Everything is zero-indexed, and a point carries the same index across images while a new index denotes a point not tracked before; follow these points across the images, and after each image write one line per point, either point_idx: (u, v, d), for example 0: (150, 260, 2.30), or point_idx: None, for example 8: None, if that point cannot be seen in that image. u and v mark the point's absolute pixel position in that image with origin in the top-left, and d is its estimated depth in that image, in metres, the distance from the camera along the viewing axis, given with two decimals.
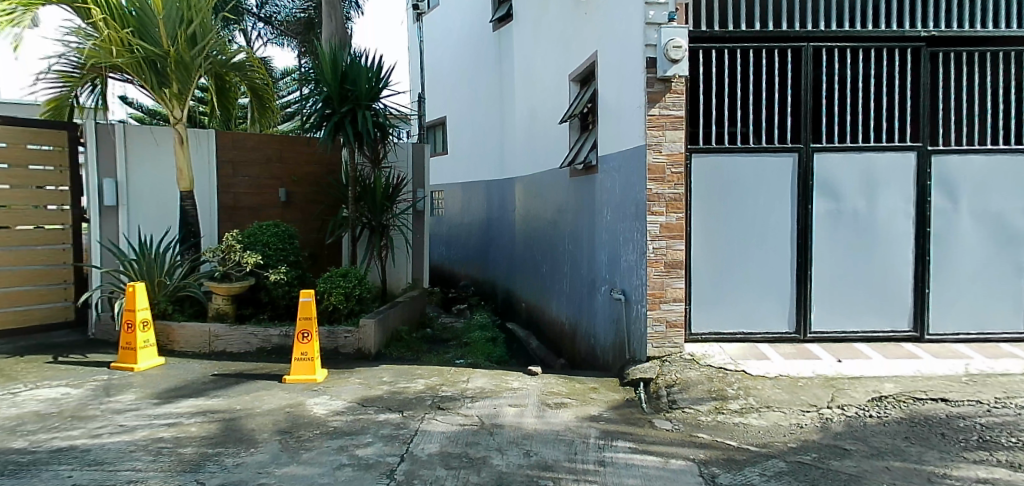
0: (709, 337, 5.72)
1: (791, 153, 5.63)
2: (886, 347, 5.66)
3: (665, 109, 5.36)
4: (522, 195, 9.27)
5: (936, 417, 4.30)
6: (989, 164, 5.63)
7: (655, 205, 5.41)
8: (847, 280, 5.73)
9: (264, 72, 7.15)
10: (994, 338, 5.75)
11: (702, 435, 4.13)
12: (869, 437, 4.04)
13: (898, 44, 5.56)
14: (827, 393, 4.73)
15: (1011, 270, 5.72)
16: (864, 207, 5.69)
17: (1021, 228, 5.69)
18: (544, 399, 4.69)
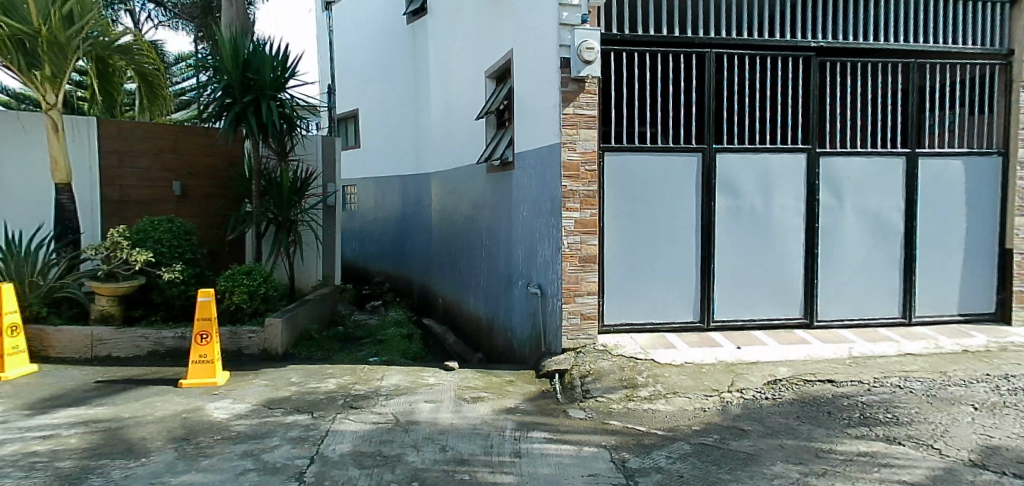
0: (620, 328, 5.92)
1: (696, 153, 5.91)
2: (780, 334, 6.08)
3: (579, 108, 5.48)
4: (438, 190, 9.21)
5: (823, 397, 4.66)
6: (869, 165, 6.15)
7: (570, 202, 5.52)
8: (746, 273, 6.09)
9: (153, 56, 6.72)
10: (873, 322, 6.30)
11: (613, 422, 4.27)
12: (765, 418, 4.32)
13: (790, 53, 5.95)
14: (728, 378, 5.02)
15: (888, 261, 6.28)
16: (761, 204, 6.05)
17: (896, 223, 6.26)
18: (460, 394, 4.70)
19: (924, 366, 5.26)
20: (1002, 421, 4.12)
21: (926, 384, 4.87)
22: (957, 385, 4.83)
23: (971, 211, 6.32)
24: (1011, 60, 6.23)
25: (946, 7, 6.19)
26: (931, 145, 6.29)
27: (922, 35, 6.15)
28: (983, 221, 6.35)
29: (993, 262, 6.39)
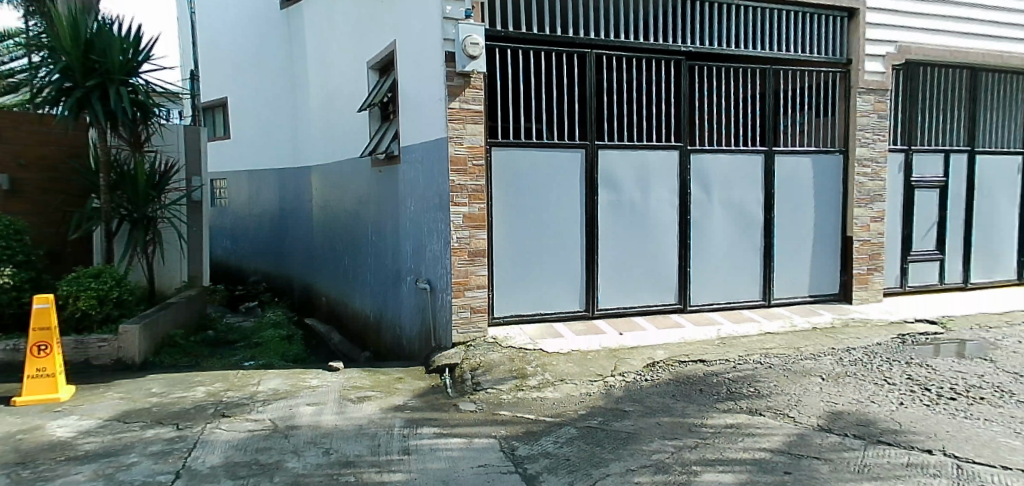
0: (509, 319, 6.01)
1: (579, 149, 6.11)
2: (657, 319, 6.44)
3: (465, 103, 5.48)
4: (319, 185, 8.85)
5: (696, 376, 5.00)
6: (733, 161, 6.67)
7: (458, 196, 5.52)
8: (626, 263, 6.39)
9: None
10: (738, 305, 6.85)
11: (503, 413, 4.33)
12: (645, 398, 4.57)
13: (663, 56, 6.29)
14: (611, 363, 5.25)
15: (750, 249, 6.85)
16: (639, 198, 6.37)
17: (757, 215, 6.83)
18: (345, 394, 4.55)
19: (781, 343, 5.81)
20: (844, 388, 4.64)
21: (782, 359, 5.38)
22: (807, 359, 5.38)
23: (818, 203, 7.05)
24: (849, 69, 7.00)
25: (797, 19, 6.82)
26: (785, 143, 6.92)
27: (776, 43, 6.73)
28: (828, 212, 7.11)
29: (836, 248, 7.17)
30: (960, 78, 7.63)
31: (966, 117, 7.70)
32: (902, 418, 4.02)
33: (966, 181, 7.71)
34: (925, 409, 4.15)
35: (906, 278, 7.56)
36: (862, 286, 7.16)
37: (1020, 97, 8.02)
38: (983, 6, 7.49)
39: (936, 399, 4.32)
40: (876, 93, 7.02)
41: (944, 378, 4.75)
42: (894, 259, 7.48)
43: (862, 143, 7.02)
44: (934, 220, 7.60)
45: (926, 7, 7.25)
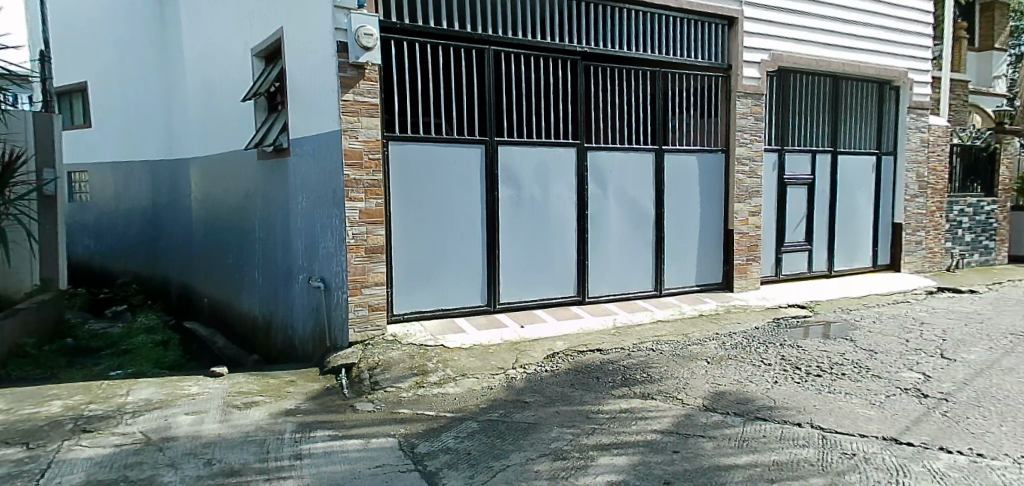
0: (410, 316, 5.91)
1: (478, 144, 6.10)
2: (557, 311, 6.59)
3: (360, 95, 5.32)
4: (201, 179, 8.26)
5: (594, 365, 5.16)
6: (626, 159, 6.94)
7: (353, 191, 5.35)
8: (526, 258, 6.47)
9: None
10: (633, 296, 7.15)
11: (402, 411, 4.25)
12: (545, 388, 4.65)
13: (559, 55, 6.42)
14: (512, 356, 5.30)
15: (643, 241, 7.16)
16: (538, 193, 6.47)
17: (648, 210, 7.15)
18: (230, 401, 4.29)
19: (671, 330, 6.13)
20: (727, 370, 4.96)
21: (673, 345, 5.67)
22: (695, 344, 5.71)
23: (703, 198, 7.49)
24: (729, 74, 7.49)
25: (683, 25, 7.20)
26: (674, 142, 7.28)
27: (664, 47, 7.06)
28: (712, 206, 7.58)
29: (719, 240, 7.66)
30: (825, 85, 8.35)
31: (830, 120, 8.44)
32: (777, 395, 4.35)
33: (830, 179, 8.48)
34: (796, 386, 4.52)
35: (780, 267, 8.20)
36: (742, 276, 7.70)
37: (875, 103, 8.86)
38: (843, 20, 8.23)
39: (805, 377, 4.71)
40: (753, 97, 7.55)
41: (812, 357, 5.20)
42: (769, 250, 8.10)
43: (742, 143, 7.53)
44: (803, 214, 8.30)
45: (797, 19, 7.87)
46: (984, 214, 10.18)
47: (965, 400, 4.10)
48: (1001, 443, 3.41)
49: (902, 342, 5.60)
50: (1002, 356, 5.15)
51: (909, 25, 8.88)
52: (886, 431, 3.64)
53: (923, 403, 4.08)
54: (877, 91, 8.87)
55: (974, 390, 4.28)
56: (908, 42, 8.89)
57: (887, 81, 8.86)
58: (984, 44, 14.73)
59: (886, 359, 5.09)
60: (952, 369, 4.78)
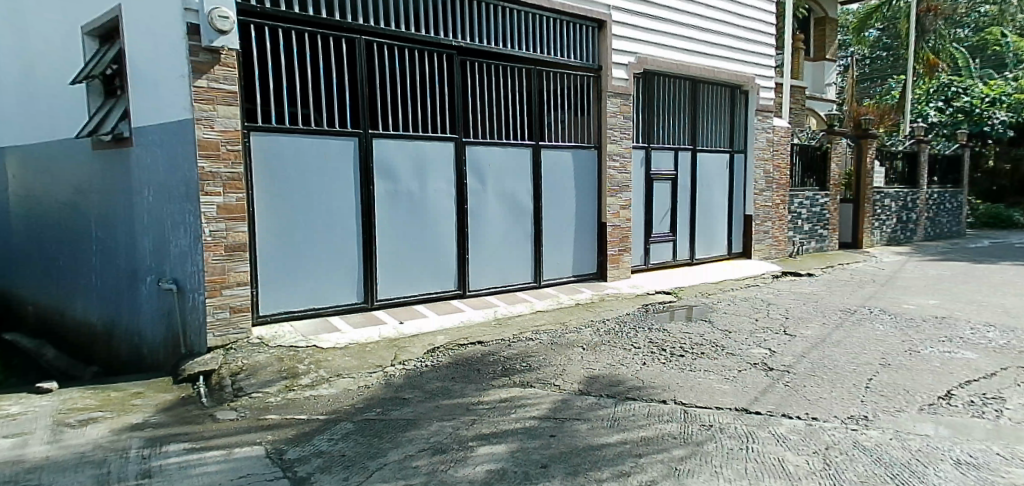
0: (280, 317, 5.58)
1: (352, 137, 5.87)
2: (437, 305, 6.52)
3: (215, 82, 4.96)
4: (23, 171, 7.24)
5: (475, 357, 5.15)
6: (504, 153, 6.99)
7: (209, 185, 4.95)
8: (405, 253, 6.34)
9: None
10: (513, 288, 7.24)
11: (270, 417, 3.99)
12: (424, 383, 4.57)
13: (434, 49, 6.34)
14: (390, 353, 5.16)
15: (522, 234, 7.27)
16: (416, 187, 6.34)
17: (527, 204, 7.27)
18: (62, 419, 3.81)
19: (549, 320, 6.28)
20: (600, 355, 5.14)
21: (550, 334, 5.80)
22: (571, 332, 5.88)
23: (579, 192, 7.74)
24: (600, 74, 7.81)
25: (556, 25, 7.39)
26: (550, 138, 7.45)
27: (538, 45, 7.20)
28: (587, 200, 7.85)
29: (593, 231, 7.96)
30: (684, 87, 8.95)
31: (690, 120, 9.05)
32: (646, 376, 4.55)
33: (691, 174, 9.11)
34: (662, 365, 4.79)
35: (649, 257, 8.70)
36: (615, 266, 8.07)
37: (728, 106, 9.60)
38: (699, 27, 8.84)
39: (671, 357, 4.99)
40: (621, 97, 7.92)
41: (677, 340, 5.54)
42: (638, 241, 8.56)
43: (612, 139, 7.88)
44: (667, 208, 8.86)
45: (658, 25, 8.34)
46: (819, 206, 11.43)
47: (803, 371, 4.54)
48: (832, 406, 3.80)
49: (752, 322, 6.13)
50: (833, 330, 5.80)
51: (755, 36, 9.73)
52: (738, 403, 3.90)
53: (770, 376, 4.46)
54: (730, 95, 9.62)
55: (811, 362, 4.76)
56: (755, 52, 9.74)
57: (738, 85, 9.65)
58: (819, 55, 16.50)
59: (739, 338, 5.53)
60: (793, 344, 5.29)
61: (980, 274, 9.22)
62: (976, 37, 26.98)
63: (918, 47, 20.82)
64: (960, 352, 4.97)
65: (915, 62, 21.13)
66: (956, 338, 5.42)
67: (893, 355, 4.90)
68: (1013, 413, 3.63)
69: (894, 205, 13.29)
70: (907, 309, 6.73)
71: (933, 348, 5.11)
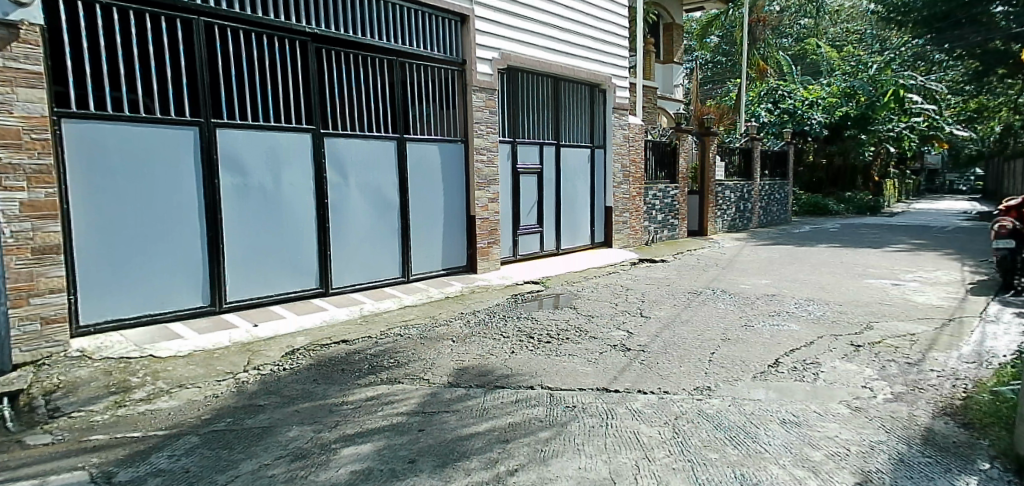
0: (107, 326, 4.96)
1: (191, 126, 5.34)
2: (296, 305, 6.12)
3: (13, 61, 4.27)
4: None
5: (338, 357, 4.89)
6: (367, 146, 6.71)
7: (8, 178, 4.26)
8: (257, 251, 5.88)
9: None
10: (379, 284, 7.00)
11: (96, 437, 3.51)
12: (281, 388, 4.25)
13: (285, 35, 5.92)
14: (242, 359, 4.77)
15: (389, 229, 7.03)
16: (269, 181, 5.91)
17: (393, 198, 7.03)
18: None
19: (418, 314, 6.15)
20: (469, 346, 5.08)
21: (419, 329, 5.66)
22: (441, 325, 5.78)
23: (446, 186, 7.63)
24: (464, 68, 7.73)
25: (418, 17, 7.20)
26: (415, 131, 7.25)
27: (400, 36, 6.97)
28: (455, 193, 7.76)
29: (462, 225, 7.90)
30: (546, 84, 9.15)
31: (552, 116, 9.28)
32: (514, 363, 4.55)
33: (556, 168, 9.37)
34: (530, 352, 4.84)
35: (517, 248, 8.84)
36: (484, 258, 8.08)
37: (587, 104, 9.96)
38: (557, 27, 9.09)
39: (538, 344, 5.06)
40: (487, 92, 7.90)
41: (543, 326, 5.66)
42: (507, 232, 8.66)
43: (479, 134, 7.83)
44: (534, 201, 9.06)
45: (520, 22, 8.44)
46: (670, 197, 12.28)
47: (656, 349, 4.84)
48: (680, 380, 4.08)
49: (612, 307, 6.44)
50: (681, 310, 6.26)
51: (610, 38, 10.21)
52: (599, 382, 4.05)
53: (628, 356, 4.68)
54: (590, 93, 9.99)
55: (663, 341, 5.08)
56: (610, 52, 10.21)
57: (596, 84, 10.05)
58: (667, 58, 17.70)
59: (600, 322, 5.78)
60: (647, 325, 5.63)
61: (802, 256, 10.42)
62: (797, 48, 30.44)
63: (751, 54, 23.07)
64: (786, 325, 5.56)
65: (748, 67, 23.38)
66: (783, 313, 6.06)
67: (732, 331, 5.37)
68: (827, 375, 4.12)
69: (733, 195, 14.64)
70: (744, 288, 7.43)
71: (764, 322, 5.67)
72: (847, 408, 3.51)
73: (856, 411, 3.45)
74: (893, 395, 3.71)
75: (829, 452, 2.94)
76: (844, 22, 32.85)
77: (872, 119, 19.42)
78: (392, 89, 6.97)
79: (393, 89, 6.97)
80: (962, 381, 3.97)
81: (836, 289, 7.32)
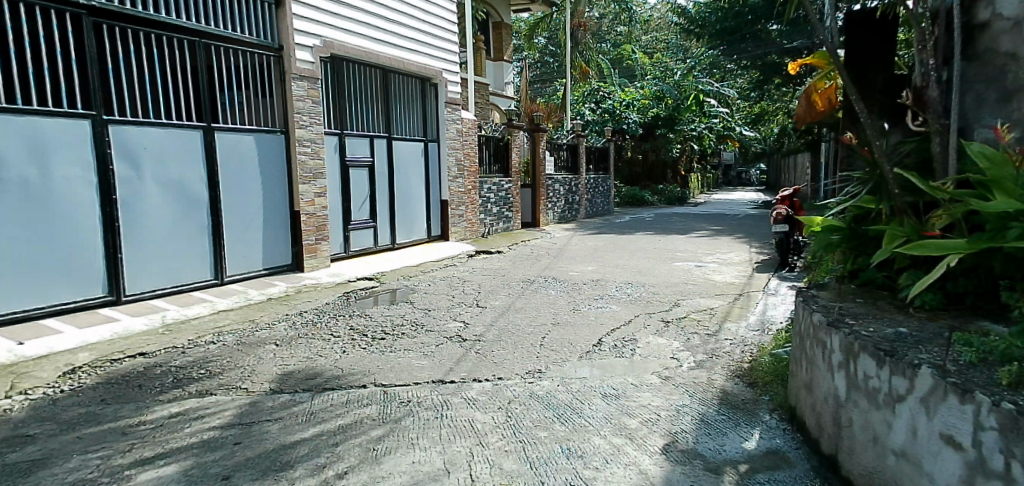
0: None
1: None
2: (79, 317, 5.31)
3: None
4: None
5: (134, 372, 4.33)
6: (165, 136, 6.02)
7: None
8: (21, 256, 5.02)
9: None
10: (186, 289, 6.31)
11: None
12: (59, 413, 3.66)
13: (52, 5, 5.10)
14: (4, 383, 4.04)
15: (196, 227, 6.37)
16: (34, 174, 5.07)
17: (200, 193, 6.38)
18: None
19: (235, 318, 5.65)
20: (296, 349, 4.78)
21: (236, 335, 5.21)
22: (262, 329, 5.38)
23: (265, 180, 7.08)
24: (282, 55, 7.22)
25: None
26: (225, 120, 6.64)
27: (203, 16, 6.32)
28: (275, 188, 7.23)
29: (285, 221, 7.39)
30: (374, 75, 8.92)
31: (382, 109, 9.06)
32: (345, 364, 4.38)
33: (387, 161, 9.17)
34: (362, 351, 4.69)
35: (349, 244, 8.54)
36: (312, 255, 7.63)
37: (418, 97, 9.89)
38: (384, 18, 8.90)
39: (371, 341, 4.92)
40: (309, 80, 7.44)
41: (377, 323, 5.52)
42: (336, 228, 8.31)
43: (301, 125, 7.35)
44: (366, 195, 8.79)
45: (344, 10, 8.13)
46: (504, 191, 12.64)
47: (491, 338, 4.96)
48: (513, 365, 4.22)
49: (448, 299, 6.48)
50: (515, 299, 6.48)
51: (439, 32, 10.22)
52: (434, 375, 4.05)
53: (463, 346, 4.74)
54: (420, 86, 9.92)
55: (497, 329, 5.22)
56: (439, 47, 10.21)
57: (427, 78, 10.01)
58: (498, 56, 18.15)
59: (436, 315, 5.79)
60: (482, 315, 5.75)
61: (623, 243, 11.32)
62: (615, 52, 32.97)
63: (574, 56, 24.52)
64: (608, 307, 6.01)
65: (572, 68, 24.83)
66: (606, 296, 6.55)
67: (562, 315, 5.69)
68: (642, 349, 4.53)
69: (561, 189, 15.48)
70: (572, 275, 7.91)
71: (590, 305, 6.09)
72: (658, 378, 3.88)
73: (665, 380, 3.83)
74: (695, 363, 4.18)
75: (642, 419, 3.23)
76: (653, 31, 36.23)
77: (678, 120, 21.69)
78: (194, 73, 6.32)
79: (195, 74, 6.31)
80: (749, 346, 4.60)
81: (651, 272, 8.07)
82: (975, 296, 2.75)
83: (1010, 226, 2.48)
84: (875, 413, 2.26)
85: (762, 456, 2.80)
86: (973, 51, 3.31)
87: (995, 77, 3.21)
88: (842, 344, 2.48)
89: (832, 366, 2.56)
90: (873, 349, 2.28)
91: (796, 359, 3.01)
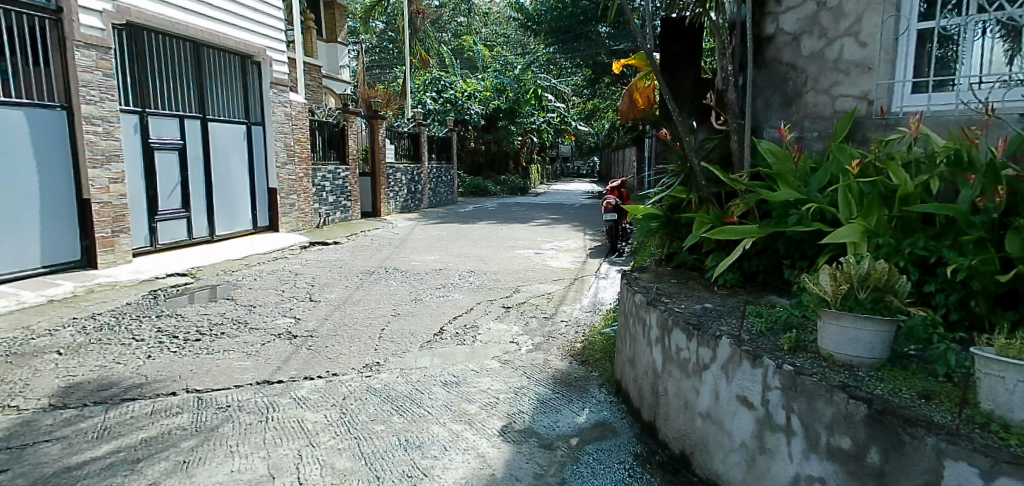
0: None
1: None
2: None
3: None
4: None
5: None
6: None
7: None
8: None
9: None
10: None
11: None
12: None
13: None
14: None
15: None
16: None
17: None
18: None
19: (4, 326, 4.79)
20: (85, 357, 4.17)
21: (4, 344, 4.42)
22: (40, 337, 4.61)
23: (41, 164, 6.07)
24: (60, 17, 6.17)
25: None
26: None
27: None
28: (56, 174, 6.24)
29: (71, 212, 6.39)
30: (184, 49, 8.04)
31: (194, 87, 8.21)
32: (149, 370, 3.91)
33: (201, 145, 8.34)
34: (172, 355, 4.21)
35: (155, 236, 7.65)
36: (108, 250, 6.68)
37: (239, 77, 9.11)
38: None
39: (183, 344, 4.44)
40: (97, 49, 6.48)
41: (191, 323, 5.01)
42: (139, 218, 7.39)
43: (87, 101, 6.38)
44: (175, 181, 7.92)
45: None
46: (340, 179, 12.10)
47: (325, 333, 4.73)
48: (350, 360, 4.07)
49: (278, 294, 6.06)
50: (353, 291, 6.25)
51: (261, 6, 9.44)
52: (260, 376, 3.77)
53: (294, 343, 4.47)
54: (240, 65, 9.13)
55: (332, 323, 4.99)
56: (261, 21, 9.43)
57: (248, 55, 9.23)
58: (331, 37, 17.29)
59: (264, 311, 5.40)
60: (316, 309, 5.47)
61: (465, 232, 11.42)
62: (455, 43, 33.08)
63: (413, 44, 24.12)
64: (451, 295, 6.02)
65: (411, 55, 24.43)
66: (449, 284, 6.56)
67: (402, 306, 5.59)
68: (482, 336, 4.60)
69: (403, 178, 15.22)
70: (414, 265, 7.82)
71: (432, 295, 6.04)
72: (497, 362, 3.97)
73: (504, 364, 3.93)
74: (533, 346, 4.34)
75: (482, 403, 3.29)
76: (491, 25, 36.83)
77: (519, 113, 22.37)
78: None
79: None
80: (581, 327, 4.86)
81: (492, 259, 8.25)
82: (766, 274, 3.16)
83: (791, 214, 2.87)
84: (685, 382, 2.50)
85: (591, 429, 2.98)
86: (762, 60, 3.76)
87: (779, 83, 3.67)
88: (659, 321, 2.70)
89: (651, 341, 2.79)
90: (684, 324, 2.51)
91: (621, 336, 3.23)
